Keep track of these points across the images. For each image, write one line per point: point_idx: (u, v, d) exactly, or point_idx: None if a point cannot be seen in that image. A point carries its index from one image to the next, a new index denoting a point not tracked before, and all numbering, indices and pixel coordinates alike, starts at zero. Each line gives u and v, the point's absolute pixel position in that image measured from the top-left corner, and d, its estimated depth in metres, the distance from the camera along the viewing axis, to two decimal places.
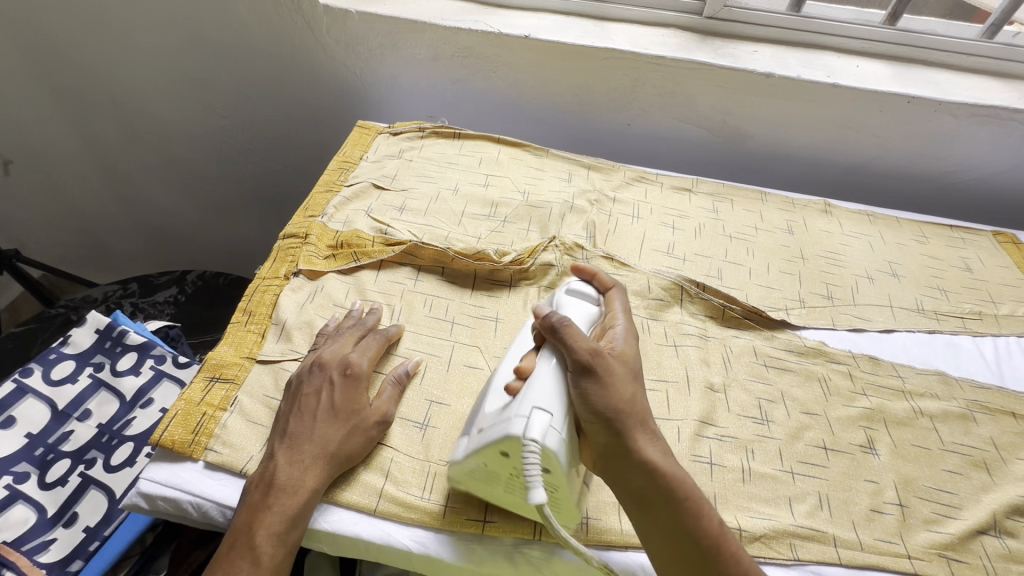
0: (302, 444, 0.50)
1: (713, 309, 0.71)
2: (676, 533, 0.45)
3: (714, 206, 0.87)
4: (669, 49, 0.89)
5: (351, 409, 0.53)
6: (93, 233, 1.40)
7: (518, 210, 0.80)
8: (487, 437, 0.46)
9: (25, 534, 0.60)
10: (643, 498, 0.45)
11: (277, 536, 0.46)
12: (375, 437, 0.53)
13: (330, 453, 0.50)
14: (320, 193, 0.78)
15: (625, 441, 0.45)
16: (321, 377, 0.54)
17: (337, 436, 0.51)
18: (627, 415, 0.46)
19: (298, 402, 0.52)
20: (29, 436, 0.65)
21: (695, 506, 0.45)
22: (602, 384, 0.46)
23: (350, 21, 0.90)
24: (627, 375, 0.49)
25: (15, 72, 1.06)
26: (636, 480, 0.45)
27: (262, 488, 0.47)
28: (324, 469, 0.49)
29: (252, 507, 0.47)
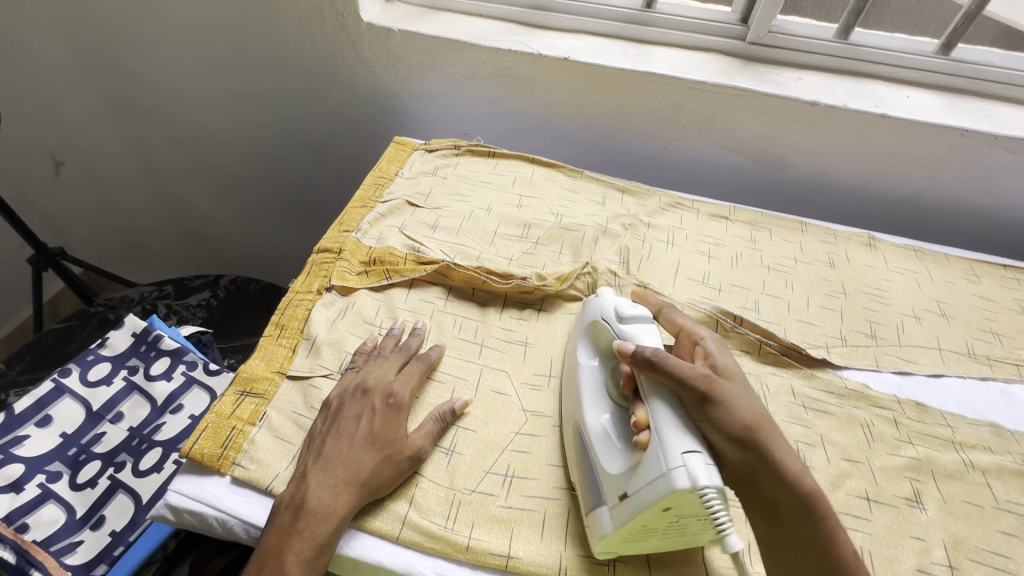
0: (359, 465, 0.50)
1: (749, 344, 0.68)
2: (810, 552, 0.46)
3: (752, 235, 0.85)
4: (710, 74, 0.87)
5: (395, 435, 0.53)
6: (134, 233, 1.45)
7: (551, 232, 0.80)
8: (640, 500, 0.44)
9: (54, 535, 0.61)
10: (781, 507, 0.47)
11: (306, 563, 0.46)
12: (405, 471, 0.52)
13: (362, 480, 0.49)
14: (355, 208, 0.79)
15: (773, 461, 0.47)
16: (364, 403, 0.54)
17: (371, 463, 0.50)
18: (767, 433, 0.48)
19: (338, 424, 0.53)
20: (63, 435, 0.68)
21: (831, 527, 0.47)
22: (738, 412, 0.47)
23: (392, 39, 0.92)
24: (744, 388, 0.50)
25: (72, 78, 1.12)
26: (775, 491, 0.47)
27: (297, 510, 0.47)
28: (363, 491, 0.49)
29: (282, 531, 0.47)
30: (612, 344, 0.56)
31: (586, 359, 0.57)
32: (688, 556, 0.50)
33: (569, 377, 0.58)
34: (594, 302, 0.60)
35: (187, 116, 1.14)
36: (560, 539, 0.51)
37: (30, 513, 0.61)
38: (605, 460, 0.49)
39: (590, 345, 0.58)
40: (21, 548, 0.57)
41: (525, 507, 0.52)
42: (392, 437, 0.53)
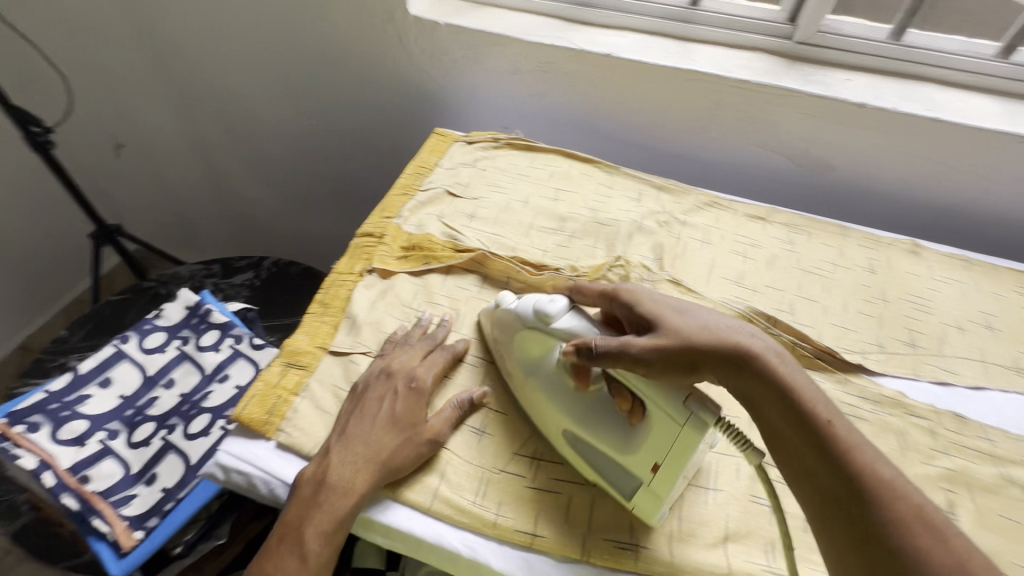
0: (380, 448, 0.52)
1: (782, 346, 0.68)
2: (813, 446, 0.44)
3: (790, 237, 0.84)
4: (755, 73, 0.87)
5: (419, 422, 0.55)
6: (185, 213, 1.52)
7: (586, 227, 0.81)
8: (676, 458, 0.48)
9: (112, 487, 0.66)
10: (770, 409, 0.46)
11: (324, 536, 0.49)
12: (425, 454, 0.54)
13: (382, 461, 0.52)
14: (396, 196, 0.82)
15: (740, 367, 0.47)
16: (386, 386, 0.56)
17: (392, 445, 0.53)
18: (725, 339, 0.48)
19: (362, 405, 0.55)
20: (122, 397, 0.74)
21: (828, 413, 0.45)
22: (685, 341, 0.48)
23: (438, 33, 0.94)
24: (698, 318, 0.51)
25: (137, 64, 1.19)
26: (773, 408, 0.46)
27: (319, 485, 0.50)
28: (382, 474, 0.52)
29: (303, 504, 0.50)
30: (543, 344, 0.56)
31: (531, 367, 0.57)
32: (710, 548, 0.51)
33: (521, 386, 0.58)
34: (508, 309, 0.60)
35: (240, 104, 1.20)
36: (585, 523, 0.52)
37: (92, 465, 0.67)
38: (613, 444, 0.51)
39: (525, 352, 0.57)
40: (83, 497, 0.64)
41: (551, 489, 0.54)
42: (416, 422, 0.55)
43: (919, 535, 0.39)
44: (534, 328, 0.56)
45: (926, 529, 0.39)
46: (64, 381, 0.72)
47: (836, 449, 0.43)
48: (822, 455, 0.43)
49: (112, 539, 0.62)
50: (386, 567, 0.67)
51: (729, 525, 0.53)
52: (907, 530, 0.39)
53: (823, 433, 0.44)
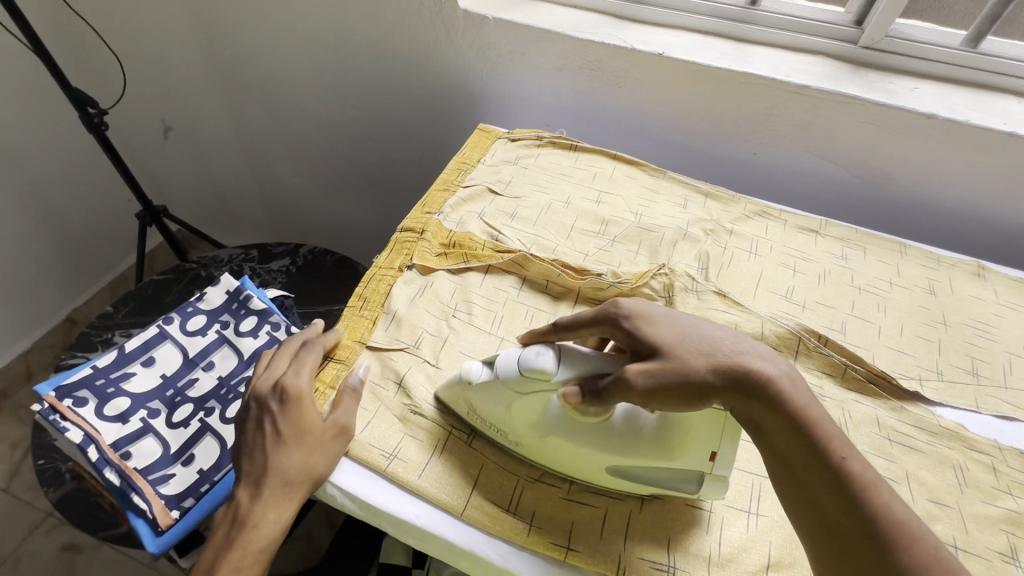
0: (279, 480, 0.51)
1: (833, 367, 0.65)
2: (826, 480, 0.42)
3: (843, 252, 0.80)
4: (815, 78, 0.83)
5: (318, 442, 0.53)
6: (225, 197, 1.56)
7: (629, 231, 0.79)
8: (727, 440, 0.49)
9: (152, 465, 0.67)
10: (778, 435, 0.44)
11: (245, 570, 0.50)
12: (336, 452, 0.53)
13: (289, 480, 0.51)
14: (438, 191, 0.81)
15: (752, 390, 0.45)
16: (264, 411, 0.54)
17: (294, 462, 0.51)
18: (737, 359, 0.46)
19: (248, 440, 0.53)
20: (164, 376, 0.76)
21: (842, 444, 0.43)
22: (696, 358, 0.46)
23: (485, 27, 0.93)
24: (706, 333, 0.48)
25: (188, 50, 1.21)
26: (787, 442, 0.44)
27: (233, 524, 0.50)
28: (288, 504, 0.51)
29: (218, 546, 0.50)
30: (530, 401, 0.51)
31: (538, 429, 0.52)
32: None
33: (535, 445, 0.53)
34: (485, 382, 0.52)
35: (285, 93, 1.21)
36: (620, 537, 0.51)
37: (133, 443, 0.69)
38: (661, 458, 0.50)
39: (521, 415, 0.52)
40: (124, 473, 0.65)
41: (585, 500, 0.53)
42: (311, 443, 0.52)
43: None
44: (527, 391, 0.51)
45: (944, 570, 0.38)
46: (110, 358, 0.75)
47: (850, 484, 0.41)
48: (838, 489, 0.42)
49: (151, 517, 0.64)
50: (412, 565, 0.70)
51: (772, 553, 0.50)
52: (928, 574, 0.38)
53: (835, 466, 0.42)
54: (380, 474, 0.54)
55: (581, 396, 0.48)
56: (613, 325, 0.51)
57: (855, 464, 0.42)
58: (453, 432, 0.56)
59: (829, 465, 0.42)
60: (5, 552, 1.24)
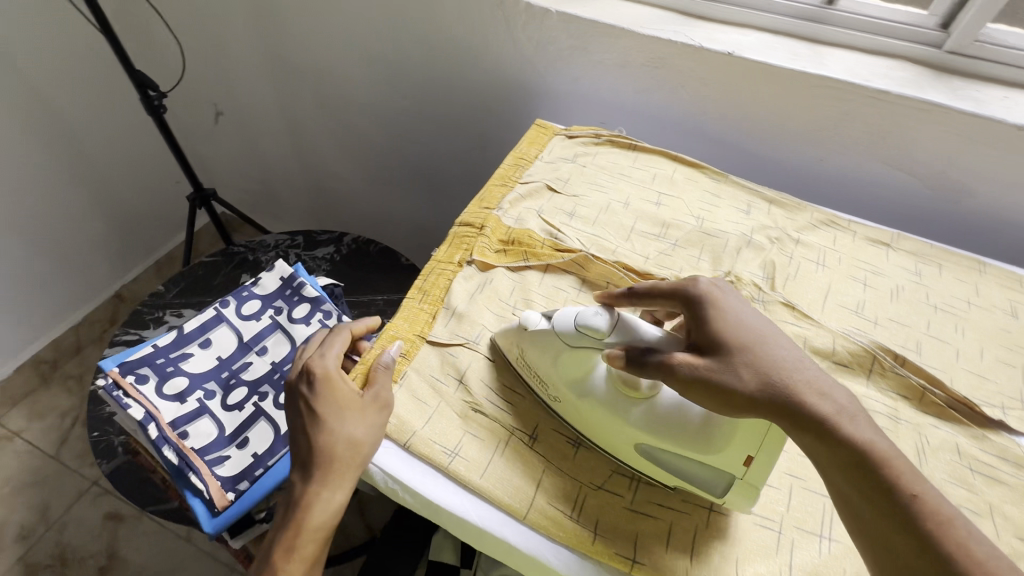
0: (324, 459, 0.51)
1: (909, 389, 0.62)
2: (891, 518, 0.40)
3: (917, 268, 0.76)
4: (896, 83, 0.79)
5: (356, 415, 0.52)
6: (271, 183, 1.58)
7: (691, 236, 0.76)
8: (766, 451, 0.47)
9: (208, 446, 0.68)
10: (836, 468, 0.43)
11: (303, 550, 0.50)
12: (379, 426, 0.53)
13: (334, 460, 0.50)
14: (496, 186, 0.80)
15: (808, 420, 0.43)
16: (299, 398, 0.54)
17: (336, 442, 0.51)
18: (792, 386, 0.45)
19: (291, 425, 0.54)
20: (219, 358, 0.77)
21: (909, 479, 0.41)
22: (748, 380, 0.45)
23: (547, 20, 0.91)
24: (760, 346, 0.47)
25: (245, 37, 1.22)
26: (845, 473, 0.42)
27: (289, 505, 0.51)
28: (338, 481, 0.51)
29: (274, 527, 0.51)
30: (580, 358, 0.53)
31: (577, 387, 0.54)
32: None
33: (569, 403, 0.55)
34: (541, 329, 0.55)
35: (337, 82, 1.22)
36: (687, 554, 0.49)
37: (191, 423, 0.70)
38: (694, 450, 0.49)
39: (566, 371, 0.54)
40: (182, 452, 0.67)
41: (650, 513, 0.52)
42: (349, 418, 0.52)
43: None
44: (577, 346, 0.53)
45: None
46: (169, 338, 0.76)
47: (920, 522, 0.39)
48: (909, 531, 0.39)
49: (208, 497, 0.65)
50: (461, 564, 0.72)
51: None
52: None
53: (902, 502, 0.40)
54: (443, 473, 0.53)
55: (623, 361, 0.49)
56: (686, 307, 0.51)
57: (926, 499, 0.40)
58: (516, 434, 0.56)
59: (895, 501, 0.40)
60: (53, 517, 1.29)
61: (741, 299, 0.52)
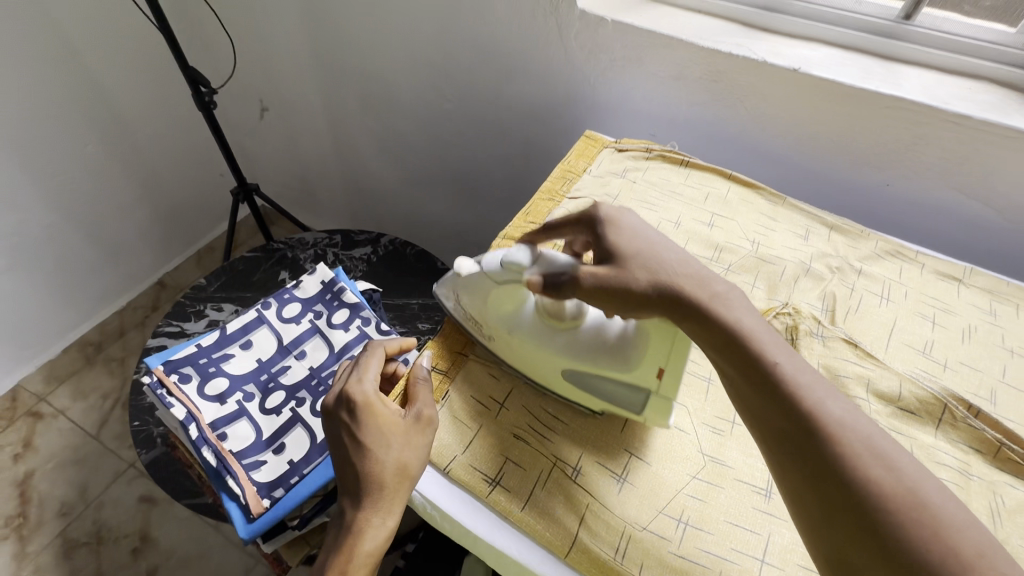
0: (372, 484, 0.50)
1: (983, 442, 0.57)
2: (766, 390, 0.43)
3: (991, 307, 0.71)
4: (979, 107, 0.73)
5: (401, 440, 0.51)
6: (311, 179, 1.60)
7: (745, 261, 0.73)
8: (677, 362, 0.50)
9: (245, 450, 0.69)
10: (718, 349, 0.46)
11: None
12: (424, 445, 0.52)
13: (382, 484, 0.50)
14: (542, 200, 0.79)
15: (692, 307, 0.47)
16: (338, 422, 0.53)
17: (382, 466, 0.50)
18: (680, 279, 0.48)
19: (333, 449, 0.53)
20: (259, 360, 0.77)
21: (777, 355, 0.45)
22: (644, 281, 0.49)
23: (602, 29, 0.88)
24: (650, 250, 0.51)
25: (294, 35, 1.23)
26: (730, 359, 0.46)
27: (340, 530, 0.50)
28: (386, 506, 0.50)
29: (325, 552, 0.50)
30: (507, 293, 0.57)
31: (507, 322, 0.57)
32: None
33: (504, 339, 0.58)
34: (470, 272, 0.58)
35: (382, 83, 1.22)
36: None
37: (230, 425, 0.70)
38: (613, 367, 0.52)
39: (495, 306, 0.58)
40: (220, 454, 0.67)
41: (699, 561, 0.49)
42: (393, 443, 0.51)
43: (872, 466, 0.39)
44: (505, 282, 0.56)
45: (876, 459, 0.39)
46: (213, 338, 0.77)
47: (788, 391, 0.43)
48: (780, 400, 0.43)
49: (244, 502, 0.65)
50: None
51: None
52: (859, 464, 0.39)
53: (773, 377, 0.43)
54: (483, 502, 0.52)
55: (541, 287, 0.51)
56: (589, 227, 0.55)
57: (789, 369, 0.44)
58: (558, 464, 0.54)
59: (766, 374, 0.44)
60: (91, 495, 1.33)
61: (642, 219, 0.55)
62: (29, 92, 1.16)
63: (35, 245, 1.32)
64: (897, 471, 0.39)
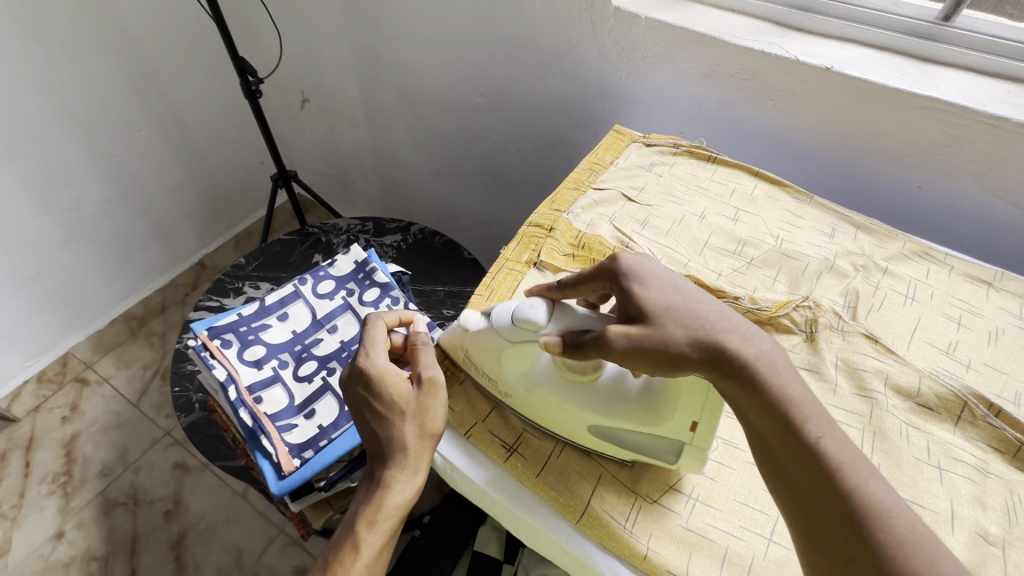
0: (392, 447, 0.53)
1: (1004, 442, 0.57)
2: (803, 460, 0.43)
3: (1020, 311, 0.70)
4: (1017, 109, 0.73)
5: (414, 407, 0.54)
6: (346, 169, 1.66)
7: (768, 255, 0.74)
8: (712, 415, 0.48)
9: (279, 413, 0.73)
10: (759, 415, 0.45)
11: (384, 526, 0.52)
12: (437, 407, 0.55)
13: (402, 443, 0.53)
14: (568, 190, 0.81)
15: (736, 370, 0.45)
16: (356, 394, 0.57)
17: (401, 428, 0.53)
18: (721, 337, 0.46)
19: (357, 418, 0.57)
20: (294, 332, 0.82)
21: (819, 424, 0.44)
22: (683, 339, 0.46)
23: (635, 26, 0.90)
24: (687, 305, 0.48)
25: (337, 30, 1.29)
26: (765, 425, 0.44)
27: (367, 485, 0.54)
28: (407, 467, 0.53)
29: (355, 508, 0.54)
30: (519, 351, 0.53)
31: (525, 381, 0.54)
32: None
33: (523, 394, 0.55)
34: (479, 328, 0.55)
35: (419, 76, 1.26)
36: None
37: (265, 389, 0.75)
38: (642, 421, 0.50)
39: (509, 365, 0.54)
40: (256, 416, 0.72)
41: (707, 535, 0.50)
42: (407, 410, 0.54)
43: (917, 558, 0.38)
44: (517, 342, 0.53)
45: (921, 550, 0.38)
46: (252, 308, 0.82)
47: (830, 466, 0.42)
48: (816, 472, 0.42)
49: (276, 460, 0.69)
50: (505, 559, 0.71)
51: None
52: (902, 555, 0.38)
53: (813, 449, 0.42)
54: (500, 469, 0.55)
55: (562, 347, 0.48)
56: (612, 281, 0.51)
57: (829, 443, 0.43)
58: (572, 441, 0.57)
59: (806, 444, 0.43)
60: (130, 459, 1.42)
61: (668, 268, 0.53)
62: (91, 77, 1.24)
63: (90, 221, 1.40)
64: (942, 564, 0.38)
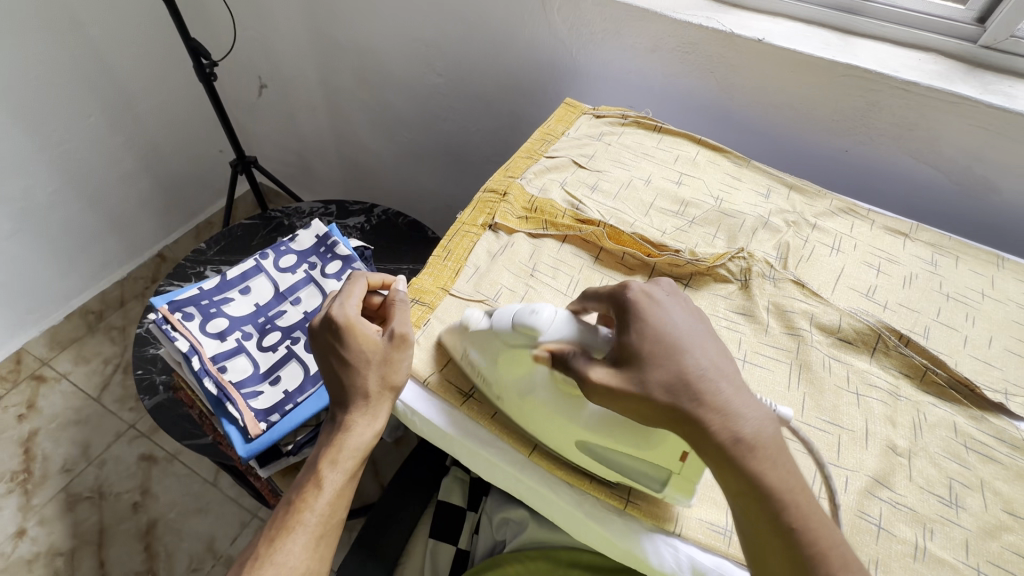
0: (357, 392, 0.56)
1: (912, 368, 0.63)
2: (774, 541, 0.43)
3: (933, 258, 0.77)
4: (925, 75, 0.80)
5: (380, 357, 0.57)
6: (308, 156, 1.65)
7: (708, 214, 0.79)
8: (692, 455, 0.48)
9: (244, 380, 0.74)
10: (739, 494, 0.44)
11: (344, 466, 0.55)
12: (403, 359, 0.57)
13: (365, 389, 0.56)
14: (522, 158, 0.84)
15: (716, 445, 0.44)
16: (327, 342, 0.59)
17: (367, 374, 0.56)
18: (707, 410, 0.44)
19: (326, 368, 0.60)
20: (256, 304, 0.83)
21: (798, 509, 0.43)
22: (667, 402, 0.45)
23: (582, 3, 0.94)
24: (682, 364, 0.46)
25: (292, 12, 1.28)
26: (747, 503, 0.44)
27: (331, 429, 0.57)
28: (369, 412, 0.56)
29: (317, 450, 0.56)
30: (516, 356, 0.53)
31: (518, 390, 0.54)
32: None
33: (518, 402, 0.55)
34: (481, 328, 0.56)
35: (376, 58, 1.26)
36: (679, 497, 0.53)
37: (229, 359, 0.76)
38: (632, 445, 0.50)
39: (506, 372, 0.55)
40: (220, 384, 0.73)
41: None
42: (374, 359, 0.56)
43: None
44: (516, 343, 0.53)
45: None
46: (214, 282, 0.82)
47: (807, 551, 0.42)
48: (792, 557, 0.42)
49: (242, 425, 0.71)
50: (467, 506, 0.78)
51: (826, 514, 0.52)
52: None
53: (790, 532, 0.43)
54: (459, 413, 0.58)
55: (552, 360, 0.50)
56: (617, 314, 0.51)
57: (806, 531, 0.43)
58: None
59: (784, 525, 0.43)
60: (93, 453, 1.39)
61: (674, 311, 0.50)
62: (34, 63, 1.21)
63: (39, 212, 1.37)
64: None
